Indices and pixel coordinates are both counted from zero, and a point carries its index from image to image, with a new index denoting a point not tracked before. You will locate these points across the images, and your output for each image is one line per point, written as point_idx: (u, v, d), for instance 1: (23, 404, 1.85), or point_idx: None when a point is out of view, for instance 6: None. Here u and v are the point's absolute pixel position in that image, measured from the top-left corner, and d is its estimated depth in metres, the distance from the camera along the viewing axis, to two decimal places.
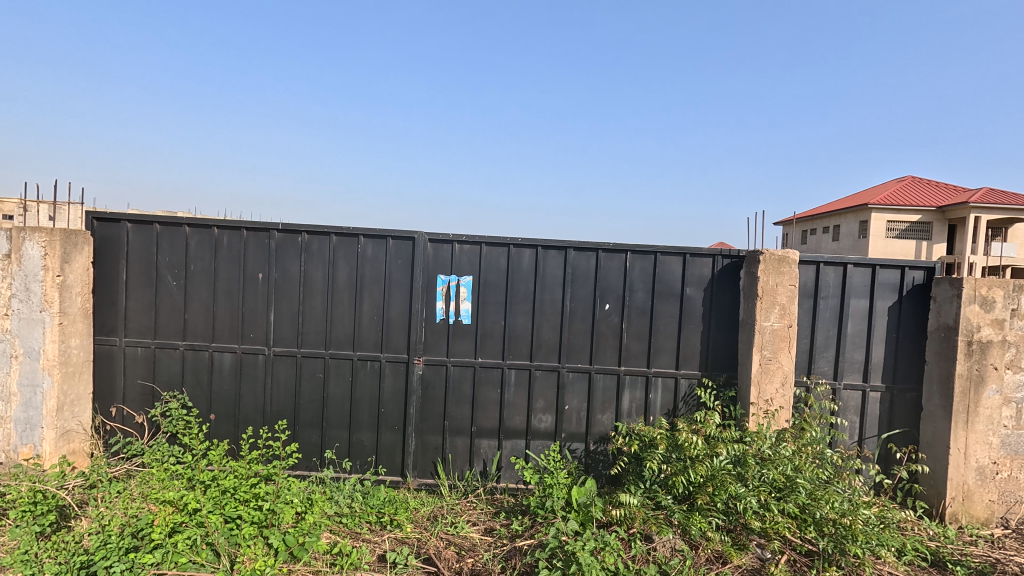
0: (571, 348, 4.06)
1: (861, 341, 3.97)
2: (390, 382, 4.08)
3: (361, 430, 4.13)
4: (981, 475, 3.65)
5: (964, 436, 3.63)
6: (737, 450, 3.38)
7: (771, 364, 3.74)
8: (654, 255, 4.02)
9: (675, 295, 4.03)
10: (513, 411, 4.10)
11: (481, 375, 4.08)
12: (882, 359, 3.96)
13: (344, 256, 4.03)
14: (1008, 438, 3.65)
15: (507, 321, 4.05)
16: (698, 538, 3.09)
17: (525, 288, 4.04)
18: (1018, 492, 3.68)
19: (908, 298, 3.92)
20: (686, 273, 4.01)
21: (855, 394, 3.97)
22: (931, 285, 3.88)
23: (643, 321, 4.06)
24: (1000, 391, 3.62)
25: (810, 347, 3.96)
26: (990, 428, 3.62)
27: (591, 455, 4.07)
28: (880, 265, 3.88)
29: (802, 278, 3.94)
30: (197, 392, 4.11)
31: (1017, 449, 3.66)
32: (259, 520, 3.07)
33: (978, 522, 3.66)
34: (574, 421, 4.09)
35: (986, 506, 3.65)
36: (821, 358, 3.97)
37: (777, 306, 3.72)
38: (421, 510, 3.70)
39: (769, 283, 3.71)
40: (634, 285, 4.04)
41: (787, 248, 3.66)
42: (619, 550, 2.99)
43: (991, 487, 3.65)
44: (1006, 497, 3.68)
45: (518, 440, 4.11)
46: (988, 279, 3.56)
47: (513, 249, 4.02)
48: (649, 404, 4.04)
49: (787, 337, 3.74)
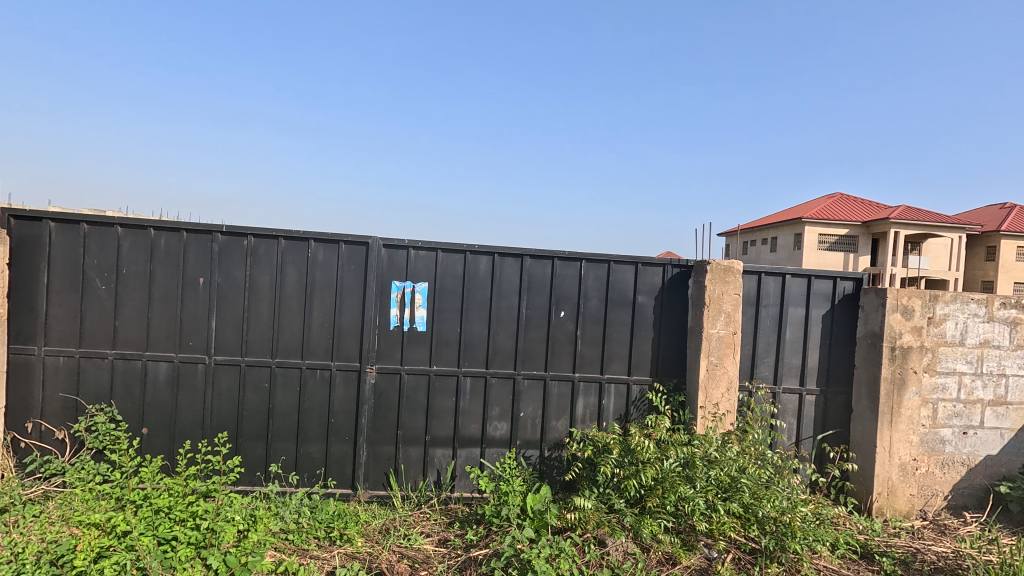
0: (526, 355, 4.08)
1: (798, 347, 4.20)
2: (341, 392, 3.95)
3: (309, 442, 3.97)
4: (904, 471, 3.95)
5: (888, 435, 3.91)
6: (686, 453, 3.49)
7: (717, 369, 3.90)
8: (607, 263, 4.11)
9: (628, 302, 4.14)
10: (468, 419, 4.06)
11: (436, 383, 4.02)
12: (816, 364, 4.21)
13: (292, 261, 3.88)
14: (926, 436, 3.96)
15: (463, 329, 4.02)
16: (649, 541, 3.15)
17: (481, 295, 4.02)
18: (935, 486, 4.00)
19: (839, 306, 4.19)
20: (638, 282, 4.12)
21: (793, 397, 4.20)
22: (859, 294, 4.17)
23: (596, 329, 4.13)
24: (919, 392, 3.93)
25: (753, 353, 4.15)
26: (911, 427, 3.93)
27: (545, 462, 4.10)
28: (814, 275, 4.13)
29: (745, 287, 4.14)
30: (128, 404, 3.83)
31: (933, 446, 3.98)
32: (197, 541, 2.88)
33: (901, 515, 3.95)
34: (529, 428, 4.10)
35: (907, 499, 3.95)
36: (762, 364, 4.17)
37: (722, 313, 3.89)
38: (373, 522, 3.60)
39: (715, 291, 3.87)
40: (589, 293, 4.11)
41: (732, 259, 3.85)
42: (573, 556, 3.01)
43: (911, 482, 3.96)
44: (924, 491, 3.99)
45: (473, 449, 4.08)
46: (908, 289, 3.87)
47: (469, 256, 4.00)
48: (603, 410, 4.12)
49: (732, 344, 3.91)
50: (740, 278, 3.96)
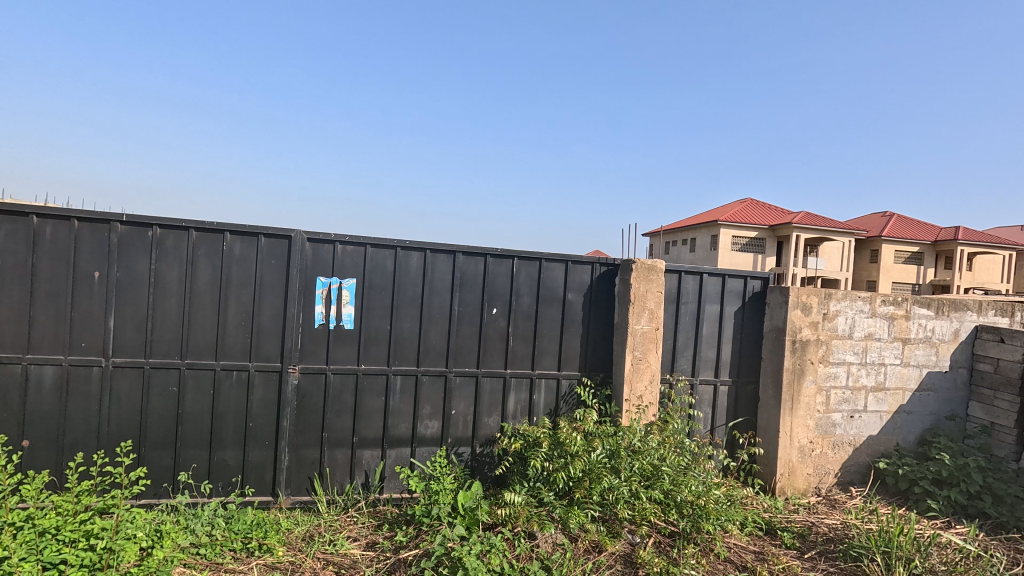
0: (458, 352, 4.06)
1: (713, 342, 4.50)
2: (261, 395, 3.73)
3: (224, 448, 3.71)
4: (802, 453, 4.35)
5: (789, 420, 4.29)
6: (611, 444, 3.63)
7: (641, 363, 4.10)
8: (538, 261, 4.17)
9: (558, 299, 4.23)
10: (398, 419, 3.98)
11: (364, 383, 3.90)
12: (729, 356, 4.53)
13: (205, 254, 3.60)
14: (820, 420, 4.39)
15: (393, 326, 3.92)
16: (577, 531, 3.25)
17: (412, 292, 3.95)
18: (827, 465, 4.44)
19: (749, 303, 4.54)
20: (568, 279, 4.22)
21: (709, 388, 4.49)
22: (766, 292, 4.54)
23: (527, 325, 4.19)
24: (815, 381, 4.35)
25: (673, 348, 4.39)
26: (808, 412, 4.34)
27: (476, 458, 4.10)
28: (728, 274, 4.44)
29: (666, 285, 4.36)
30: (5, 415, 3.38)
31: (827, 429, 4.42)
32: (90, 563, 2.59)
33: (799, 493, 4.35)
34: (461, 425, 4.08)
35: (805, 478, 4.36)
36: (681, 357, 4.43)
37: (646, 310, 4.08)
38: (295, 530, 3.43)
39: (640, 289, 4.06)
40: (520, 290, 4.16)
41: (655, 258, 4.04)
42: (504, 550, 3.04)
43: (808, 462, 4.37)
44: (819, 469, 4.42)
45: (403, 448, 4.01)
46: (807, 288, 4.27)
47: (400, 251, 3.91)
48: (533, 405, 4.19)
49: (654, 339, 4.12)
50: (662, 277, 4.18)
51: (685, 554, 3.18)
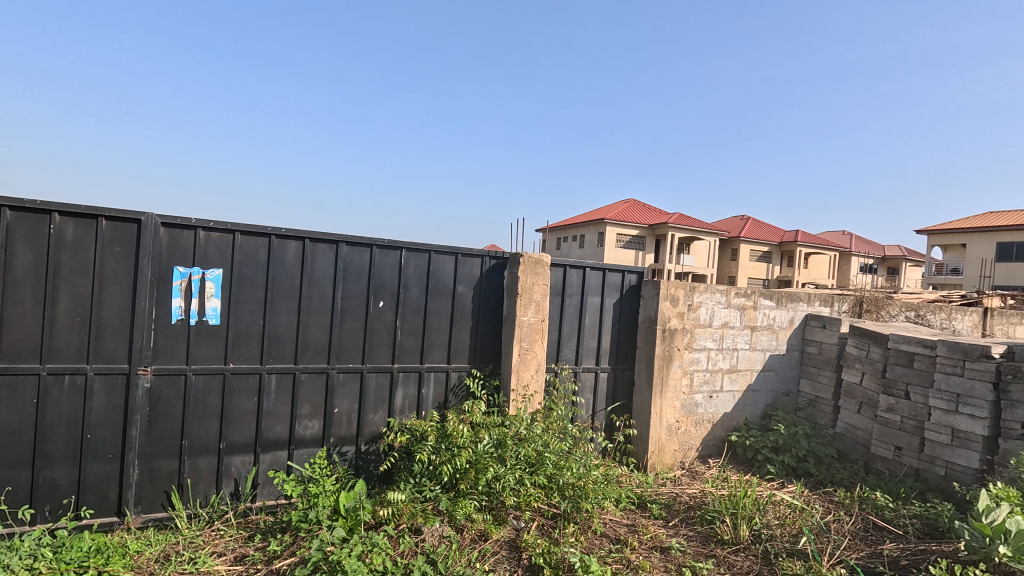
0: (341, 348, 3.86)
1: (594, 332, 4.77)
2: (102, 402, 3.24)
3: (53, 466, 3.17)
4: (670, 431, 4.79)
5: (659, 402, 4.70)
6: (498, 435, 3.71)
7: (527, 354, 4.23)
8: (428, 253, 4.11)
9: (447, 292, 4.20)
10: (273, 420, 3.69)
11: (232, 383, 3.56)
12: (608, 345, 4.84)
13: (24, 238, 3.03)
14: (685, 401, 4.87)
15: (267, 321, 3.62)
16: (463, 521, 3.27)
17: (289, 284, 3.67)
18: (690, 441, 4.94)
19: (626, 295, 4.88)
20: (457, 272, 4.21)
21: (590, 375, 4.76)
22: (641, 285, 4.91)
23: (416, 318, 4.11)
24: (681, 365, 4.81)
25: (559, 338, 4.59)
26: (675, 394, 4.79)
27: (361, 457, 3.96)
28: (608, 268, 4.73)
29: (552, 278, 4.53)
30: None
31: (690, 408, 4.91)
32: None
33: (667, 467, 4.79)
34: (344, 424, 3.90)
35: (671, 454, 4.81)
36: (566, 347, 4.64)
37: (533, 302, 4.21)
38: (146, 552, 3.03)
39: (527, 282, 4.17)
40: (408, 283, 4.06)
41: (541, 252, 4.18)
42: (387, 548, 2.97)
43: (675, 439, 4.83)
44: (683, 445, 4.90)
45: (280, 452, 3.73)
46: (675, 281, 4.69)
47: (275, 240, 3.61)
48: (422, 399, 4.14)
49: (540, 330, 4.27)
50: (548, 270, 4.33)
51: (565, 533, 3.34)
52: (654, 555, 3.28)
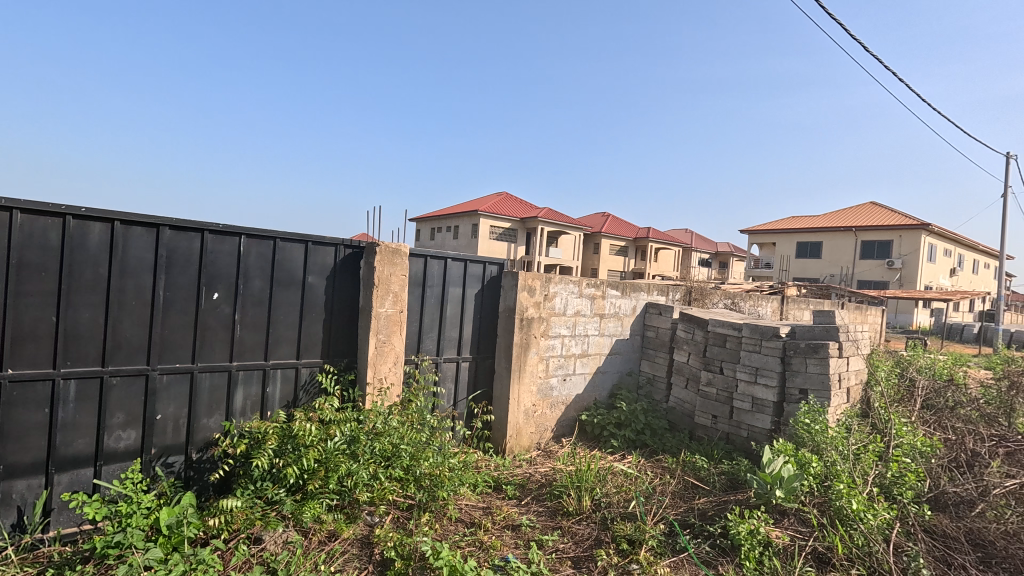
0: (165, 346, 3.40)
1: (456, 322, 4.82)
2: None
3: None
4: (527, 415, 5.02)
5: (517, 388, 4.90)
6: (350, 430, 3.53)
7: (385, 346, 4.13)
8: (272, 241, 3.78)
9: (296, 283, 3.91)
10: (72, 434, 3.12)
11: (12, 394, 2.93)
12: (469, 335, 4.93)
13: None
14: (541, 385, 5.15)
15: (62, 317, 3.04)
16: (311, 524, 3.12)
17: (93, 274, 3.12)
18: (546, 422, 5.25)
19: (487, 286, 5.01)
20: (307, 261, 3.94)
21: (451, 365, 4.81)
22: (500, 276, 5.08)
23: (259, 311, 3.77)
24: (538, 352, 5.07)
25: (419, 329, 4.54)
26: (532, 379, 5.04)
27: (192, 466, 3.56)
28: (469, 259, 4.80)
29: (412, 269, 4.46)
30: None
31: (546, 392, 5.21)
32: None
33: (524, 449, 5.02)
34: (170, 432, 3.45)
35: (528, 436, 5.06)
36: (426, 338, 4.62)
37: (390, 293, 4.11)
38: None
39: (384, 273, 4.05)
40: (249, 273, 3.69)
41: (399, 242, 4.09)
42: (217, 563, 2.71)
43: (531, 422, 5.08)
44: (539, 427, 5.19)
45: (82, 470, 3.19)
46: (532, 273, 4.91)
47: (72, 221, 3.03)
48: (266, 399, 3.83)
49: (398, 321, 4.19)
50: (407, 261, 4.26)
51: (419, 523, 3.35)
52: (505, 534, 3.44)
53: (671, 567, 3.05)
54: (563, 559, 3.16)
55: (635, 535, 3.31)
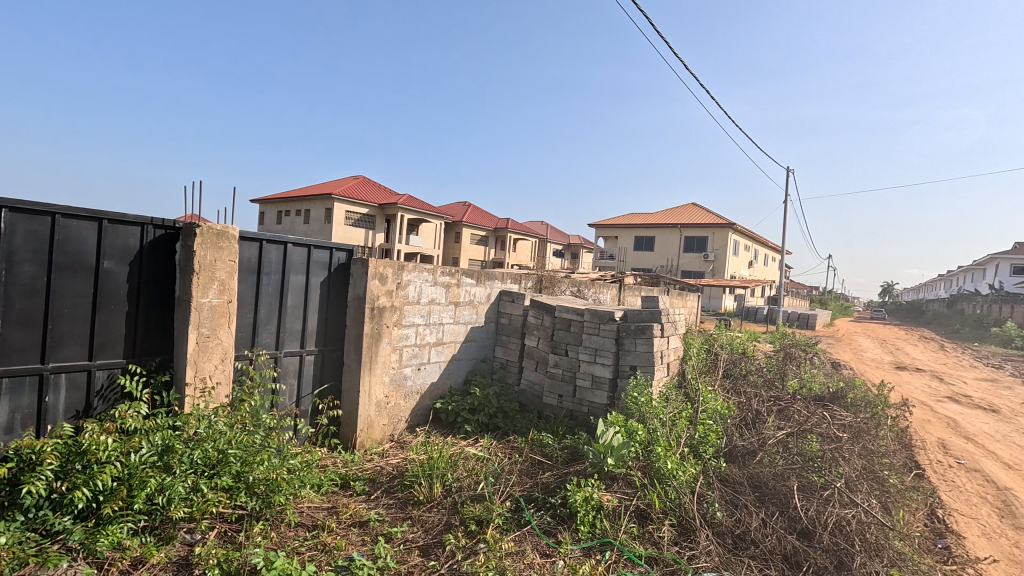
0: None
1: (298, 313, 4.45)
2: None
3: None
4: (378, 407, 4.83)
5: (368, 379, 4.66)
6: (162, 439, 3.07)
7: (209, 341, 3.64)
8: (50, 216, 3.06)
9: (86, 269, 3.23)
10: None
11: None
12: (315, 326, 4.60)
13: None
14: (394, 375, 5.00)
15: None
16: (108, 554, 2.64)
17: None
18: (399, 413, 5.12)
19: (334, 274, 4.72)
20: (102, 243, 3.27)
21: (294, 359, 4.45)
22: (349, 263, 4.84)
23: (30, 303, 3.03)
24: (390, 342, 4.90)
25: (254, 322, 4.09)
26: (384, 370, 4.86)
27: None
28: (313, 245, 4.47)
29: (244, 254, 3.97)
30: None
31: (399, 382, 5.07)
32: None
33: (376, 443, 4.83)
34: None
35: (381, 429, 4.88)
36: (263, 331, 4.18)
37: (215, 281, 3.61)
38: None
39: (206, 258, 3.54)
40: (14, 256, 2.94)
41: (225, 223, 3.64)
42: None
43: (384, 414, 4.90)
44: (392, 418, 5.04)
45: None
46: (383, 260, 4.72)
47: None
48: (44, 411, 3.12)
49: (226, 313, 3.74)
50: (236, 245, 3.81)
51: (250, 534, 3.04)
52: (350, 532, 3.28)
53: (516, 540, 3.20)
54: (411, 549, 3.13)
55: (483, 515, 3.41)
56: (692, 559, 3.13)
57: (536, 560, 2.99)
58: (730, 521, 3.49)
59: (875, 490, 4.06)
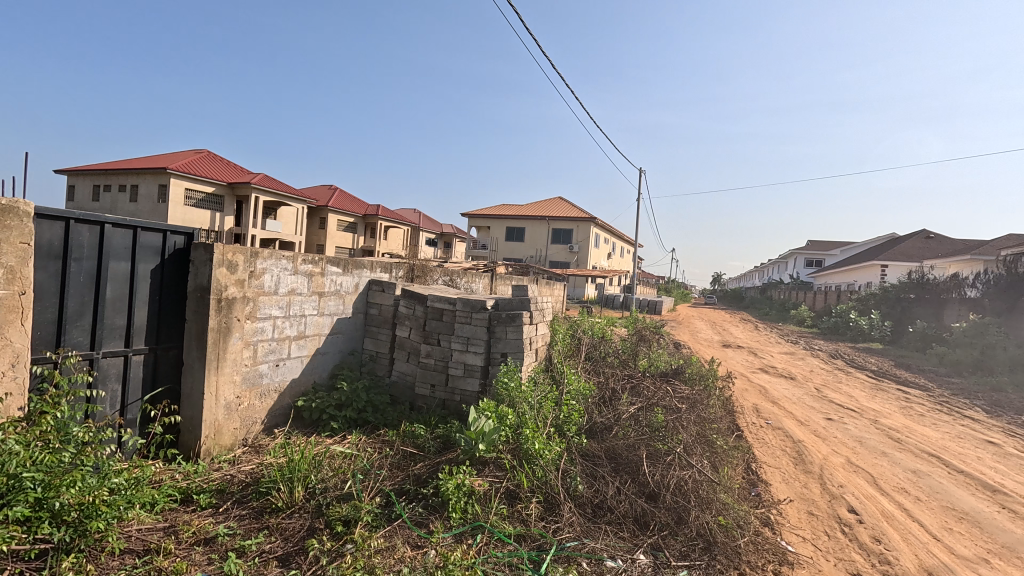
0: None
1: (122, 306, 3.79)
2: None
3: None
4: (228, 409, 4.33)
5: (214, 380, 4.15)
6: None
7: None
8: None
9: None
10: None
11: None
12: (144, 322, 3.96)
13: None
14: (247, 374, 4.52)
15: None
16: None
17: None
18: (254, 415, 4.65)
19: (168, 261, 4.12)
20: None
21: (116, 360, 3.79)
22: (188, 250, 4.26)
23: None
24: (242, 337, 4.41)
25: (59, 318, 3.39)
26: (235, 369, 4.36)
27: None
28: (140, 227, 3.84)
29: (43, 236, 3.27)
30: None
31: (253, 381, 4.60)
32: None
33: (225, 450, 4.33)
34: None
35: (231, 433, 4.38)
36: (73, 328, 3.49)
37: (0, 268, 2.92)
38: None
39: None
40: None
41: (13, 198, 2.96)
42: None
43: (234, 417, 4.41)
44: (245, 421, 4.56)
45: None
46: (233, 246, 4.21)
47: None
48: None
49: (17, 308, 3.04)
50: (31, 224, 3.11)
51: (57, 572, 2.53)
52: (193, 551, 2.91)
53: (386, 536, 3.12)
54: (268, 561, 2.87)
55: (351, 514, 3.26)
56: (557, 532, 3.34)
57: (407, 553, 2.93)
58: (590, 492, 3.78)
59: (706, 452, 4.71)
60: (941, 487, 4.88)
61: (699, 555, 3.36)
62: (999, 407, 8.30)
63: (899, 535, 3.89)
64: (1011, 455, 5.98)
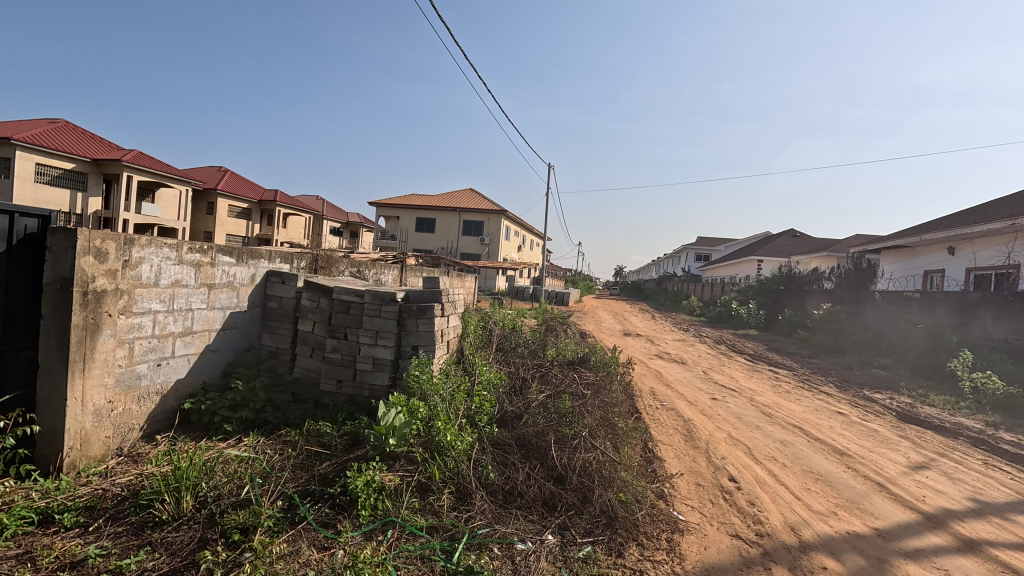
0: None
1: None
2: None
3: None
4: (98, 416, 3.83)
5: (80, 384, 3.65)
6: None
7: None
8: None
9: None
10: None
11: None
12: None
13: None
14: (121, 376, 4.02)
15: None
16: None
17: None
18: (130, 421, 4.16)
19: (17, 248, 3.55)
20: None
21: None
22: (43, 235, 3.71)
23: None
24: (114, 334, 3.92)
25: None
26: (105, 370, 3.87)
27: None
28: None
29: None
30: None
31: (129, 384, 4.11)
32: None
33: (95, 462, 3.82)
34: None
35: (102, 443, 3.88)
36: None
37: None
38: None
39: None
40: None
41: None
42: None
43: (106, 424, 3.92)
44: (120, 428, 4.06)
45: None
46: (102, 232, 3.72)
47: None
48: None
49: None
50: None
51: None
52: None
53: (289, 541, 2.96)
54: None
55: (249, 521, 3.04)
56: (469, 520, 3.38)
57: (313, 556, 2.81)
58: (501, 479, 3.88)
59: (609, 434, 5.02)
60: (802, 454, 5.63)
61: (602, 530, 3.58)
62: (847, 383, 9.70)
63: (769, 498, 4.43)
64: (855, 423, 7.03)
